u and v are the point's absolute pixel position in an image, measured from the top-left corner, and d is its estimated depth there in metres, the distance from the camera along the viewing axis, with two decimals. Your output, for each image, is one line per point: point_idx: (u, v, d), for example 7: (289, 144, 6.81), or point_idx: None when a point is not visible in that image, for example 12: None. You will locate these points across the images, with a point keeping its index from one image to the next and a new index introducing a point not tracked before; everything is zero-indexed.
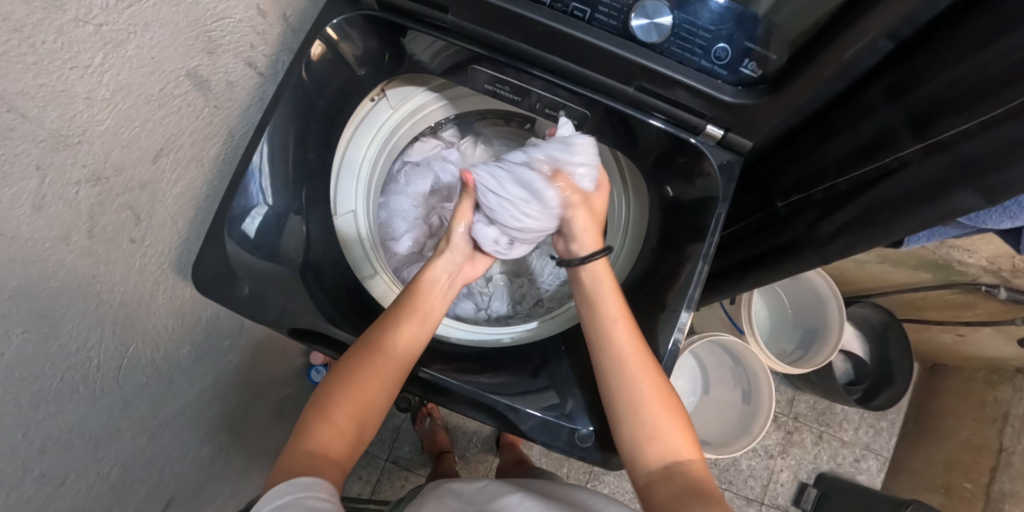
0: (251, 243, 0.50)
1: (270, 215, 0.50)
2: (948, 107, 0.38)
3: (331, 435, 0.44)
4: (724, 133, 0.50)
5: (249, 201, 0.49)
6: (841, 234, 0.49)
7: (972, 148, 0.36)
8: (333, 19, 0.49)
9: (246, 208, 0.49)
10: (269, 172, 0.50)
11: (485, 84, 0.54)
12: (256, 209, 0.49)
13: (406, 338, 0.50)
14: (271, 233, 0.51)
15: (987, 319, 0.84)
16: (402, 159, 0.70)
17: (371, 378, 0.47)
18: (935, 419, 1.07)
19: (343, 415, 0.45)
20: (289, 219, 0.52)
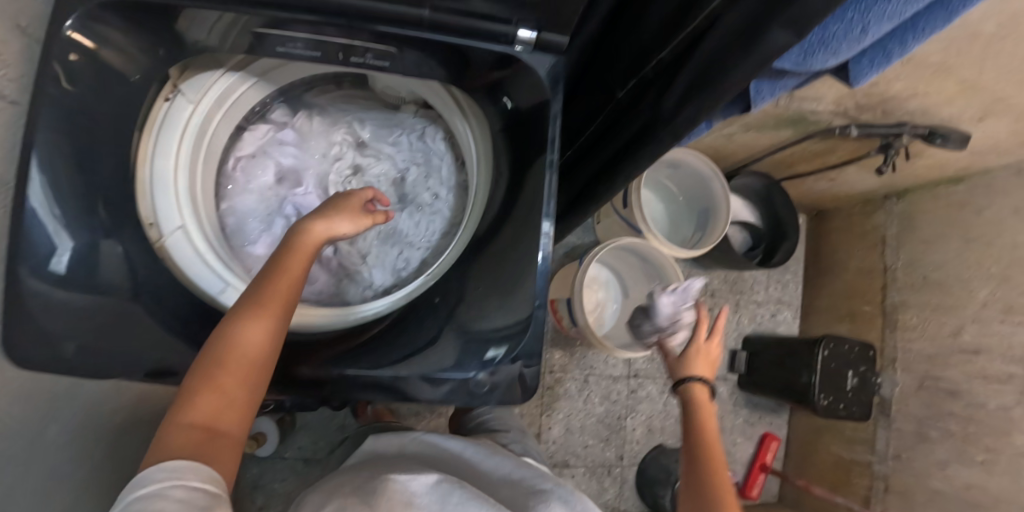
0: (64, 280, 0.43)
1: (81, 250, 0.44)
2: None
3: (221, 400, 0.36)
4: (537, 36, 0.47)
5: (50, 240, 0.42)
6: (680, 106, 0.49)
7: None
8: (66, 21, 0.41)
9: (49, 247, 0.42)
10: (54, 204, 0.42)
11: (278, 46, 0.48)
12: (59, 247, 0.42)
13: (275, 295, 0.41)
14: (89, 270, 0.44)
15: (848, 158, 0.92)
16: (234, 154, 0.63)
17: (242, 343, 0.38)
18: (826, 257, 1.18)
19: (230, 373, 0.37)
20: (102, 245, 0.45)
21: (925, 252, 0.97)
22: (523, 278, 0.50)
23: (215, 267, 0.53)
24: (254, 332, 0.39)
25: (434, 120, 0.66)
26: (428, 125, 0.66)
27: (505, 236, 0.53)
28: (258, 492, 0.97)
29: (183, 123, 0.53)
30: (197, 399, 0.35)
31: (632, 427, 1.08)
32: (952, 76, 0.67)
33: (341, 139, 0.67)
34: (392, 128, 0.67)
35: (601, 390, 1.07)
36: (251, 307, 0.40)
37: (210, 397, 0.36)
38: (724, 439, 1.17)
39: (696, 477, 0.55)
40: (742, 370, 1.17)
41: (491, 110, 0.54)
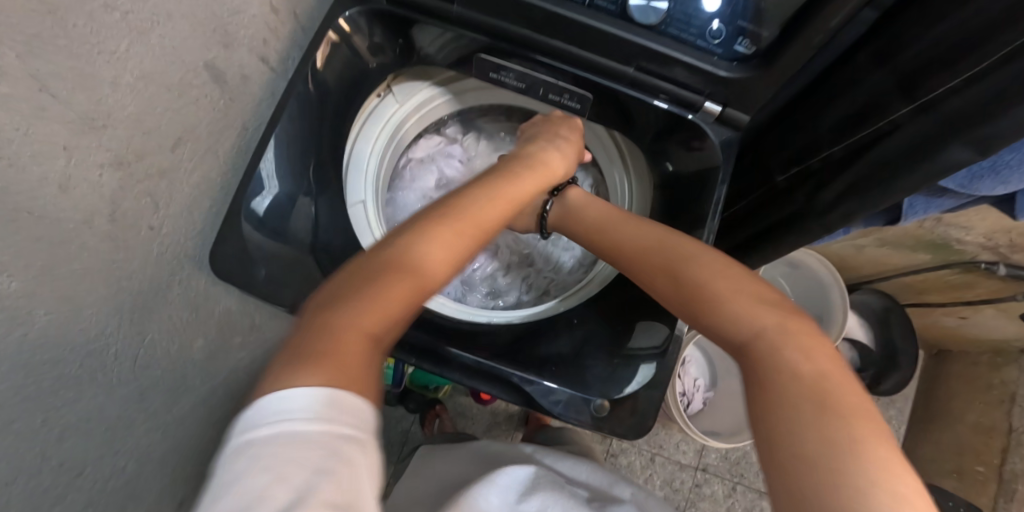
0: (259, 220, 0.51)
1: (280, 196, 0.52)
2: (932, 67, 0.40)
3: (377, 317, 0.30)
4: (722, 110, 0.52)
5: (260, 184, 0.50)
6: (840, 201, 0.51)
7: (959, 104, 0.38)
8: (344, 12, 0.52)
9: (258, 187, 0.50)
10: (277, 154, 0.51)
11: (490, 73, 0.57)
12: (267, 189, 0.51)
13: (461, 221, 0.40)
14: (282, 211, 0.52)
15: (987, 297, 0.86)
16: (408, 155, 0.73)
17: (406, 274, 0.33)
18: (942, 405, 1.08)
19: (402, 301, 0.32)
20: (299, 201, 0.54)
21: None
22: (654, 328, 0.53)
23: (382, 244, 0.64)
24: (439, 249, 0.36)
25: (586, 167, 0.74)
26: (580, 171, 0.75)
27: None
28: None
29: (387, 118, 0.64)
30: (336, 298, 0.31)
31: None
32: None
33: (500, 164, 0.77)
34: None
35: (664, 473, 1.05)
36: (450, 204, 0.41)
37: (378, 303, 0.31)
38: None
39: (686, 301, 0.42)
40: None
41: (654, 172, 0.62)
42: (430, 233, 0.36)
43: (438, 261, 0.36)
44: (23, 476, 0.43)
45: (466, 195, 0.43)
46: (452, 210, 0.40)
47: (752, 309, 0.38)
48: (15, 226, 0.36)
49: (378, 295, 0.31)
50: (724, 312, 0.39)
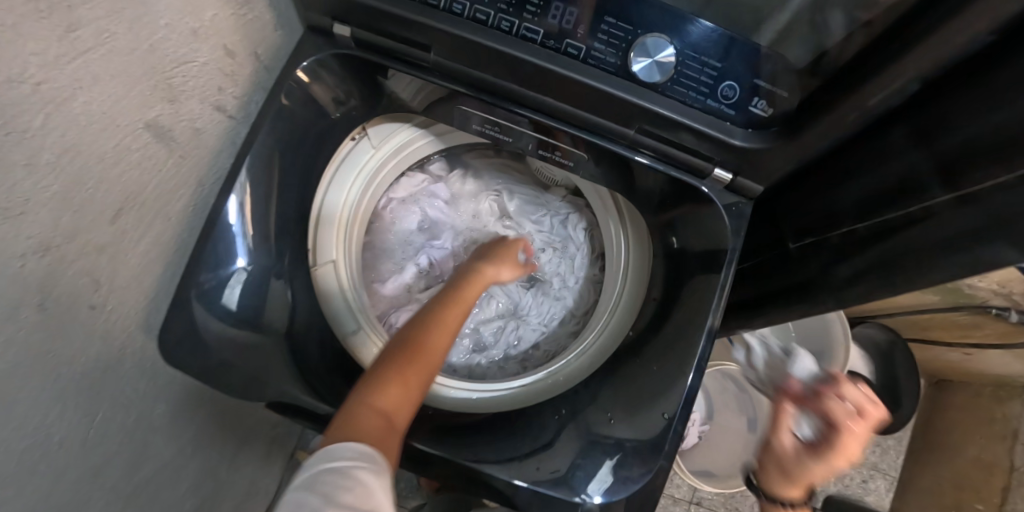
0: (234, 315, 0.46)
1: (251, 281, 0.47)
2: (984, 155, 0.34)
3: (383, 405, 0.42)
4: (732, 179, 0.46)
5: (226, 269, 0.46)
6: (859, 279, 0.47)
7: (1010, 203, 0.33)
8: (303, 61, 0.45)
9: (223, 278, 0.46)
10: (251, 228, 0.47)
11: (473, 124, 0.52)
12: (234, 277, 0.46)
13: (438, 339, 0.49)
14: (255, 303, 0.48)
15: (997, 342, 0.82)
16: (389, 195, 0.67)
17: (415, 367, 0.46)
18: (942, 436, 1.06)
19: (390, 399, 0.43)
20: (272, 284, 0.49)
21: None
22: (646, 420, 0.48)
23: (354, 307, 0.58)
24: (440, 343, 0.49)
25: (580, 208, 0.69)
26: (573, 213, 0.69)
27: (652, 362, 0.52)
28: None
29: (361, 164, 0.58)
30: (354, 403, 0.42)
31: None
32: None
33: (488, 205, 0.72)
34: (538, 208, 0.70)
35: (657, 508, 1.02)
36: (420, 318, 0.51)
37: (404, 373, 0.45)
38: None
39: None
40: None
41: (657, 242, 0.57)
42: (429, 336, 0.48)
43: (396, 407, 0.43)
44: None
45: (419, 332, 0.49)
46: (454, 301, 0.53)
47: None
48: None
49: (352, 427, 0.40)
50: None
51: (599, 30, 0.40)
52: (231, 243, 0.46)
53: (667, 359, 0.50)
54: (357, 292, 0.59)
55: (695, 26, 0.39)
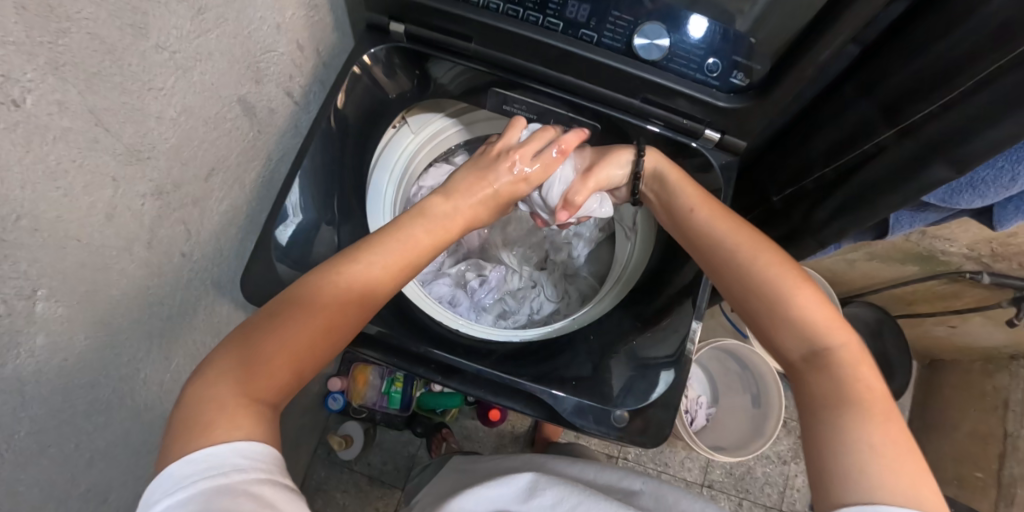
0: (282, 250, 0.53)
1: (303, 226, 0.55)
2: (914, 94, 0.44)
3: (255, 373, 0.36)
4: (721, 136, 0.56)
5: (284, 213, 0.54)
6: (835, 217, 0.56)
7: (937, 128, 0.43)
8: (369, 48, 0.56)
9: (280, 217, 0.53)
10: (303, 187, 0.55)
11: (502, 106, 0.62)
12: (290, 218, 0.54)
13: (309, 320, 0.39)
14: (303, 241, 0.55)
15: (976, 305, 0.89)
16: (419, 184, 0.75)
17: (289, 331, 0.38)
18: (939, 414, 1.11)
19: (275, 354, 0.37)
20: (321, 230, 0.56)
21: None
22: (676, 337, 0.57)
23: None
24: (320, 318, 0.39)
25: None
26: None
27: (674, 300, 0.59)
28: (317, 495, 1.03)
29: (401, 148, 0.67)
30: (235, 358, 0.36)
31: None
32: None
33: None
34: None
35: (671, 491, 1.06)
36: (309, 285, 0.40)
37: (253, 350, 0.37)
38: None
39: (746, 296, 0.46)
40: None
41: None
42: (300, 311, 0.39)
43: (309, 352, 0.39)
44: (52, 501, 0.43)
45: (292, 308, 0.39)
46: (344, 271, 0.42)
47: (833, 339, 0.41)
48: (63, 253, 0.38)
49: (255, 355, 0.36)
50: (777, 334, 0.44)
51: (607, 21, 0.50)
52: (300, 200, 0.55)
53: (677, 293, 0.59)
54: None
55: (685, 17, 0.48)
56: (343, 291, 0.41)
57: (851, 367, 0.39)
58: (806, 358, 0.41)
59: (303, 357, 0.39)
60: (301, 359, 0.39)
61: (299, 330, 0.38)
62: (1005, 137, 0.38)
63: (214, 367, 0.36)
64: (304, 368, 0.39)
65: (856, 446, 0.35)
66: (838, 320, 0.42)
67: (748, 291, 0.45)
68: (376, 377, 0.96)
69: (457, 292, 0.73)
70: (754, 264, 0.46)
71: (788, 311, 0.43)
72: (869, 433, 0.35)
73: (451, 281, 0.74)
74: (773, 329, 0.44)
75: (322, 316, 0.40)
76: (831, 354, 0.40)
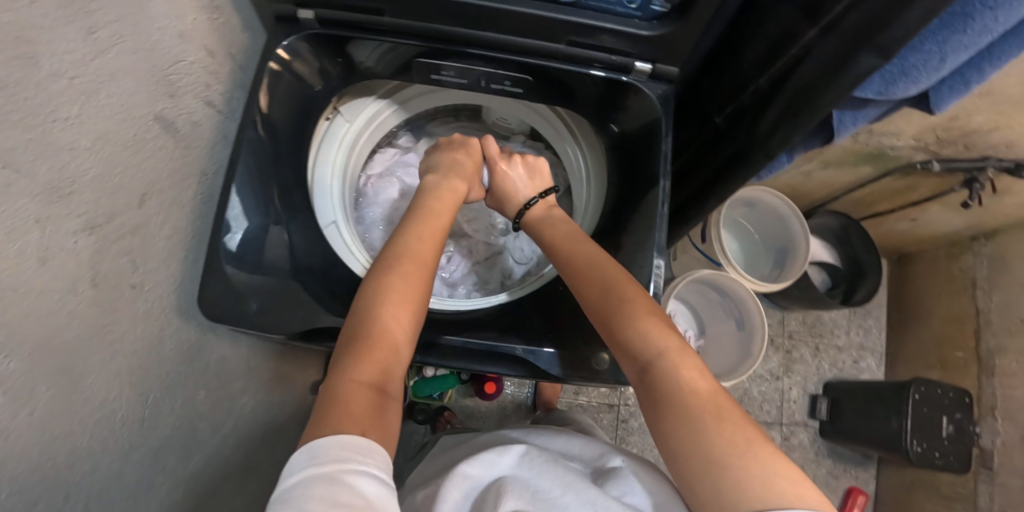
0: (233, 255, 0.52)
1: (250, 232, 0.53)
2: None
3: (375, 358, 0.43)
4: (653, 67, 0.56)
5: (228, 224, 0.51)
6: (778, 126, 0.55)
7: (858, 17, 0.42)
8: (282, 41, 0.54)
9: (227, 225, 0.51)
10: (243, 195, 0.53)
11: (431, 75, 0.61)
12: (236, 226, 0.52)
13: (397, 309, 0.47)
14: (254, 247, 0.54)
15: (932, 194, 0.91)
16: (366, 172, 0.76)
17: (387, 319, 0.46)
18: (914, 304, 1.16)
19: (388, 338, 0.45)
20: (271, 231, 0.56)
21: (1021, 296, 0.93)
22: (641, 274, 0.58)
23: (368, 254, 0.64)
24: (400, 305, 0.47)
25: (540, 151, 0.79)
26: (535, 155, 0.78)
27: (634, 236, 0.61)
28: None
29: (340, 138, 0.67)
30: (356, 352, 0.43)
31: None
32: None
33: None
34: None
35: None
36: (380, 278, 0.49)
37: (364, 344, 0.43)
38: None
39: (601, 315, 0.49)
40: (825, 417, 1.12)
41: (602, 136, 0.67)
42: (387, 304, 0.47)
43: (405, 333, 0.47)
44: None
45: (374, 303, 0.47)
46: (403, 261, 0.51)
47: (668, 343, 0.44)
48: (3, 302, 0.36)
49: (370, 347, 0.43)
50: (624, 349, 0.46)
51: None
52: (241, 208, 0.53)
53: (638, 228, 0.61)
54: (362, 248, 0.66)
55: None
56: (411, 277, 0.50)
57: (674, 370, 0.42)
58: (643, 369, 0.44)
59: (401, 342, 0.46)
60: (403, 344, 0.46)
61: (396, 314, 0.46)
62: (924, 15, 0.37)
63: (341, 373, 0.42)
64: (404, 352, 0.46)
65: (706, 459, 0.35)
66: (668, 329, 0.45)
67: (605, 307, 0.49)
68: None
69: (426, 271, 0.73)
70: (611, 281, 0.51)
71: (629, 327, 0.46)
72: (720, 436, 0.36)
73: None
74: (620, 342, 0.47)
75: (402, 303, 0.47)
76: (654, 368, 0.43)
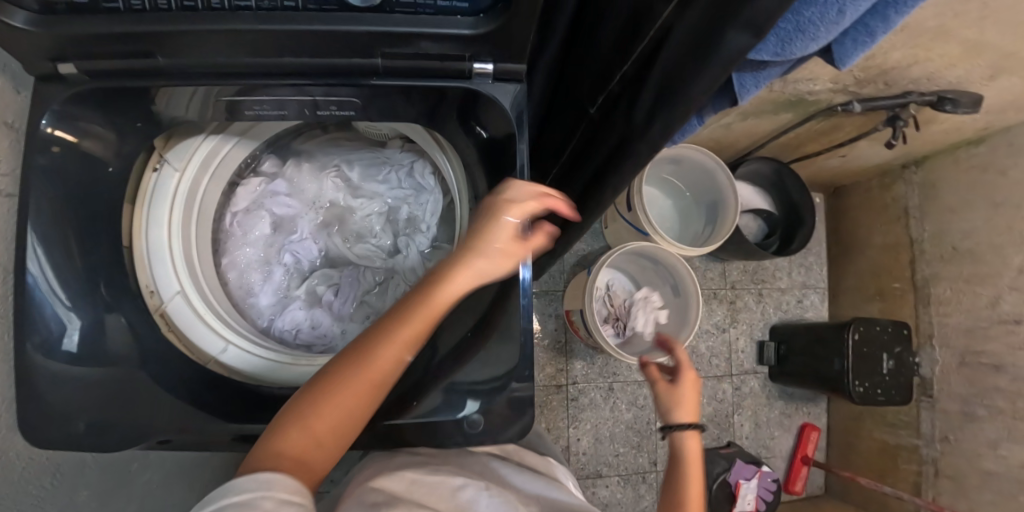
0: (75, 356, 0.46)
1: (81, 335, 0.46)
2: None
3: (303, 435, 0.38)
4: (495, 67, 0.47)
5: (54, 327, 0.45)
6: (653, 118, 0.47)
7: None
8: (51, 108, 0.45)
9: (58, 331, 0.45)
10: (60, 292, 0.46)
11: (250, 110, 0.52)
12: (70, 327, 0.46)
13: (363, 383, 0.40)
14: (95, 348, 0.47)
15: (860, 132, 0.86)
16: (231, 210, 0.66)
17: (340, 392, 0.40)
18: (848, 236, 1.13)
19: (332, 410, 0.39)
20: (105, 320, 0.48)
21: (953, 220, 0.92)
22: (504, 326, 0.50)
23: (217, 328, 0.56)
24: (350, 393, 0.40)
25: (419, 154, 0.68)
26: (415, 160, 0.68)
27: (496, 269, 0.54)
28: None
29: (171, 191, 0.57)
30: (294, 410, 0.39)
31: (663, 431, 1.07)
32: (950, 39, 0.62)
33: (331, 183, 0.70)
34: (380, 166, 0.70)
35: (627, 397, 1.08)
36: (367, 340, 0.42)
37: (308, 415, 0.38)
38: (761, 433, 1.11)
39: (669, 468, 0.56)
40: (773, 361, 1.11)
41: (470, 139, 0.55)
42: (334, 388, 0.40)
43: (348, 419, 0.40)
44: None
45: (338, 379, 0.40)
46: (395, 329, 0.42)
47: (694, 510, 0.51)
48: None
49: (332, 405, 0.39)
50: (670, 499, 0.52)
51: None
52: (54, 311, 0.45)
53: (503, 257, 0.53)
54: (220, 312, 0.58)
55: None
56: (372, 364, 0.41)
57: None
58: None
59: (346, 425, 0.40)
60: (354, 422, 0.40)
61: (346, 392, 0.40)
62: None
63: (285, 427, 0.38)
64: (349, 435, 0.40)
65: None
66: None
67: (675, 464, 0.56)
68: None
69: (315, 312, 0.67)
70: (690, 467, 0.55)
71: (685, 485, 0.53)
72: None
73: (304, 304, 0.68)
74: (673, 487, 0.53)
75: (351, 390, 0.40)
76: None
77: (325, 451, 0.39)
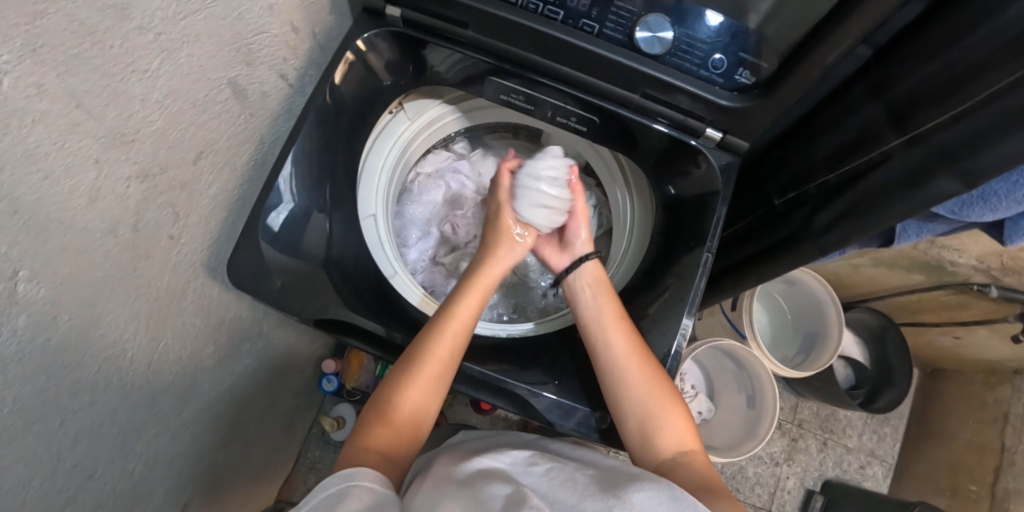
0: (275, 237, 0.54)
1: (295, 211, 0.55)
2: (927, 101, 0.42)
3: (381, 435, 0.48)
4: (722, 136, 0.55)
5: (277, 199, 0.53)
6: (835, 224, 0.54)
7: (948, 137, 0.41)
8: (363, 33, 0.54)
9: (274, 204, 0.53)
10: (297, 173, 0.55)
11: (500, 95, 0.60)
12: (284, 204, 0.54)
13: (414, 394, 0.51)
14: (296, 230, 0.56)
15: (982, 318, 0.87)
16: (417, 170, 0.77)
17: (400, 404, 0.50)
18: (937, 422, 1.09)
19: (387, 426, 0.49)
20: (313, 215, 0.57)
21: None
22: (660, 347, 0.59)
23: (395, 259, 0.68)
24: (416, 396, 0.51)
25: (591, 187, 0.78)
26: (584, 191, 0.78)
27: (662, 305, 0.61)
28: (312, 473, 1.13)
29: (398, 133, 0.67)
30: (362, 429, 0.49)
31: None
32: None
33: None
34: None
35: None
36: (412, 356, 0.53)
37: (381, 424, 0.49)
38: None
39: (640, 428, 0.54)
40: None
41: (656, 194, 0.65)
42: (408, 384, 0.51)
43: (422, 409, 0.51)
44: (38, 477, 0.44)
45: (391, 394, 0.51)
46: (426, 351, 0.53)
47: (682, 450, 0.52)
48: (44, 235, 0.37)
49: (391, 412, 0.50)
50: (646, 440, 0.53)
51: (609, 12, 0.48)
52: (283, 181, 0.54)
53: (670, 291, 0.60)
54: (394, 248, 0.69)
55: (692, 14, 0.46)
56: (432, 365, 0.52)
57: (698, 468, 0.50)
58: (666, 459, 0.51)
59: (418, 417, 0.51)
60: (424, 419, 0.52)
61: (409, 394, 0.51)
62: (1018, 151, 0.36)
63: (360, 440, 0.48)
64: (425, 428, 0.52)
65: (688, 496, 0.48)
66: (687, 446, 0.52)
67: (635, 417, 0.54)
68: (370, 361, 1.08)
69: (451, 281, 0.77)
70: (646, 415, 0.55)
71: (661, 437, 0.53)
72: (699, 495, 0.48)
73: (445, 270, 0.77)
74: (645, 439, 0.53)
75: (421, 392, 0.51)
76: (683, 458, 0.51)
77: (399, 449, 0.49)
